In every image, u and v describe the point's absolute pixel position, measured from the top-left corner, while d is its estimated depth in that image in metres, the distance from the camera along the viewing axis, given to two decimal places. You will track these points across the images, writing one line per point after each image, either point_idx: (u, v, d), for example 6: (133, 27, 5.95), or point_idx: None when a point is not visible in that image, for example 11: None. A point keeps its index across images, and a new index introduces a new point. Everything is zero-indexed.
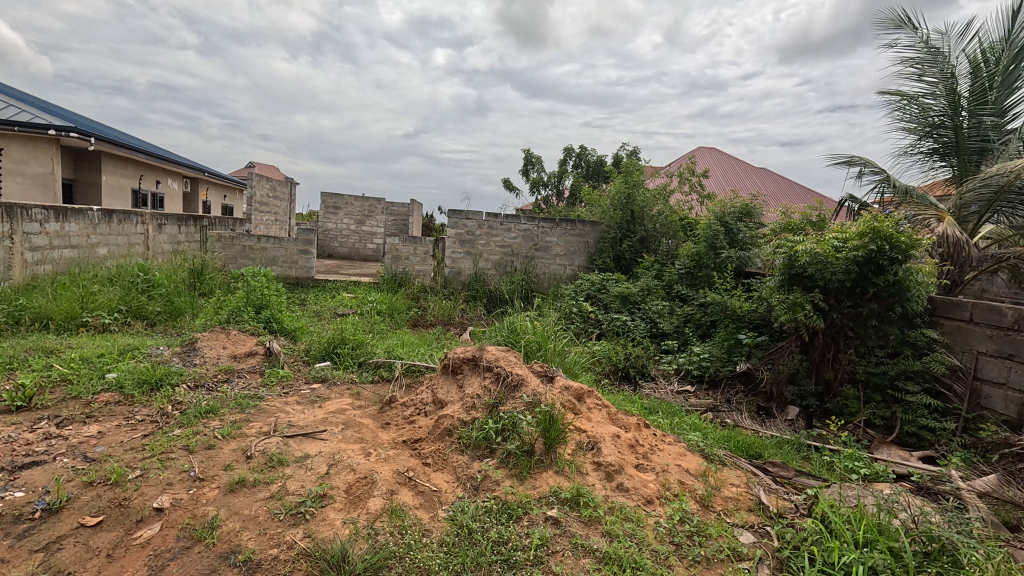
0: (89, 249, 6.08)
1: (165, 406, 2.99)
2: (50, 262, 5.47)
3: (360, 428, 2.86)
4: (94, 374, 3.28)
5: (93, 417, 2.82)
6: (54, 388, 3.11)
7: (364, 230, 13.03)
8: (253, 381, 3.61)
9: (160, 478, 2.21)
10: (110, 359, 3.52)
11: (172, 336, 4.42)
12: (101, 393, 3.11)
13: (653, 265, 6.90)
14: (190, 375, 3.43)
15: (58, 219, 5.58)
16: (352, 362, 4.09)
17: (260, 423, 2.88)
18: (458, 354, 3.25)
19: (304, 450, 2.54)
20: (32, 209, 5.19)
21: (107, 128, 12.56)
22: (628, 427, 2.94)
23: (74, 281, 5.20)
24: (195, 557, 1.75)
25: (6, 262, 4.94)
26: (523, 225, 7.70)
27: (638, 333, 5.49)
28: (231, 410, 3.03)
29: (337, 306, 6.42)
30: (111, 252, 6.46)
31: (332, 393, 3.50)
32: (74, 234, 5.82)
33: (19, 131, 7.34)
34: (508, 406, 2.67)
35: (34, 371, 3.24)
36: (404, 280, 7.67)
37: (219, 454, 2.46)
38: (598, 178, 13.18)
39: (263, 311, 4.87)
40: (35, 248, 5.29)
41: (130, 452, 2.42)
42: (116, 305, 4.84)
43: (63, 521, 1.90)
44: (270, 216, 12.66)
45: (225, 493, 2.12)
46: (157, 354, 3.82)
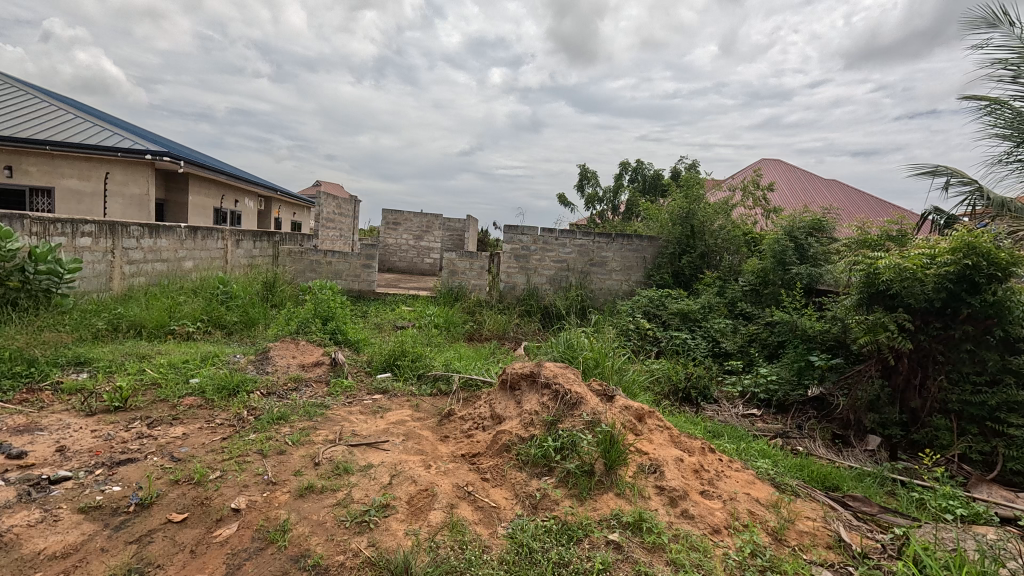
0: (177, 263, 6.63)
1: (242, 411, 3.18)
2: (143, 274, 6.01)
3: (420, 440, 2.92)
4: (180, 379, 3.54)
5: (179, 418, 3.04)
6: (145, 391, 3.37)
7: (422, 245, 13.43)
8: (320, 390, 3.76)
9: (238, 479, 2.34)
10: (194, 366, 3.80)
11: (247, 345, 4.72)
12: (185, 396, 3.35)
13: (715, 282, 6.66)
14: (264, 382, 3.64)
15: (152, 236, 6.13)
16: (412, 374, 4.19)
17: (326, 430, 3.00)
18: (516, 369, 3.24)
19: (367, 459, 2.62)
20: (130, 227, 5.74)
21: (194, 153, 13.79)
22: (692, 450, 2.82)
23: (164, 292, 5.68)
24: (268, 559, 1.84)
25: (108, 274, 5.48)
26: (578, 240, 7.67)
27: (700, 352, 5.28)
28: (300, 417, 3.18)
29: (395, 319, 6.61)
30: (195, 265, 7.01)
31: (393, 404, 3.59)
32: (164, 248, 6.36)
33: (122, 157, 8.15)
34: (567, 424, 2.64)
35: (129, 374, 3.55)
36: (460, 293, 7.83)
37: (289, 460, 2.57)
38: (655, 192, 12.93)
39: (330, 322, 5.12)
40: (132, 262, 5.83)
41: (211, 454, 2.59)
42: (199, 314, 5.23)
43: (153, 516, 2.05)
44: (336, 232, 13.32)
45: (295, 498, 2.21)
46: (235, 361, 4.09)
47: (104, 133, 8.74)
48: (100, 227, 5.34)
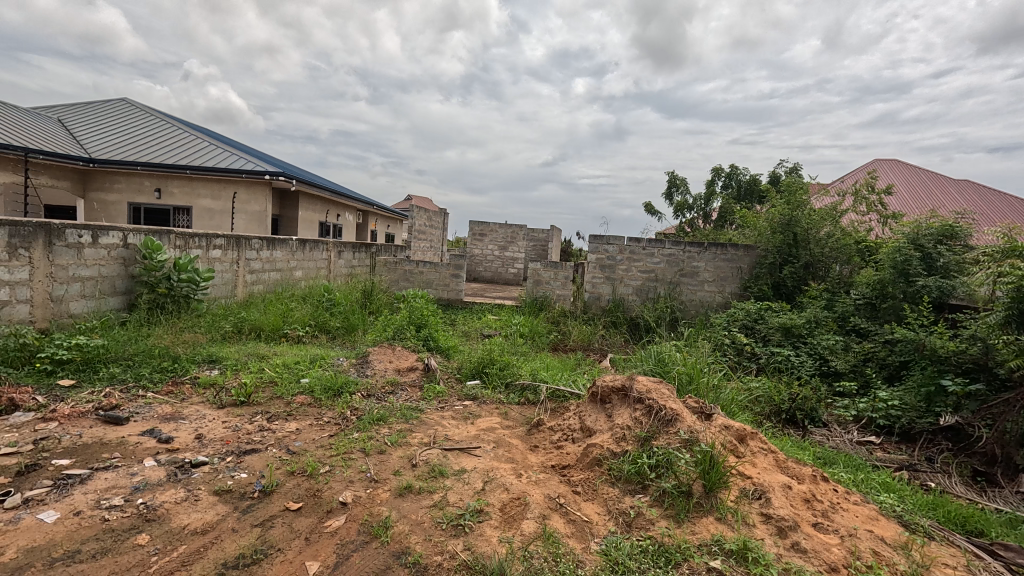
0: (289, 272, 7.30)
1: (346, 411, 3.41)
2: (261, 282, 6.69)
3: (510, 448, 2.95)
4: (293, 378, 3.88)
5: (292, 415, 3.33)
6: (264, 388, 3.73)
7: (507, 255, 13.68)
8: (414, 394, 3.94)
9: (344, 475, 2.51)
10: (304, 366, 4.15)
11: (349, 349, 5.07)
12: (297, 394, 3.66)
13: (823, 294, 6.12)
14: (364, 385, 3.88)
15: (270, 248, 6.81)
16: (500, 382, 4.26)
17: (421, 433, 3.13)
18: (607, 382, 3.18)
19: (461, 463, 2.69)
20: (252, 240, 6.42)
21: (303, 172, 15.17)
22: (801, 478, 2.60)
23: (278, 299, 6.28)
24: (373, 552, 1.94)
25: (233, 282, 6.16)
26: (667, 249, 7.41)
27: (805, 371, 4.84)
28: (397, 419, 3.35)
29: (482, 328, 6.78)
30: (303, 275, 7.67)
31: (482, 411, 3.68)
32: (279, 259, 7.04)
33: (246, 178, 9.14)
34: (662, 441, 2.55)
35: (251, 372, 3.95)
36: (544, 303, 7.87)
37: (389, 459, 2.72)
38: (751, 199, 12.19)
39: (423, 329, 5.36)
40: (253, 272, 6.51)
41: (321, 449, 2.81)
42: (308, 319, 5.71)
43: (274, 502, 2.26)
44: (426, 244, 13.95)
45: (395, 497, 2.33)
46: (339, 363, 4.41)
47: (231, 157, 9.88)
48: (228, 240, 6.03)
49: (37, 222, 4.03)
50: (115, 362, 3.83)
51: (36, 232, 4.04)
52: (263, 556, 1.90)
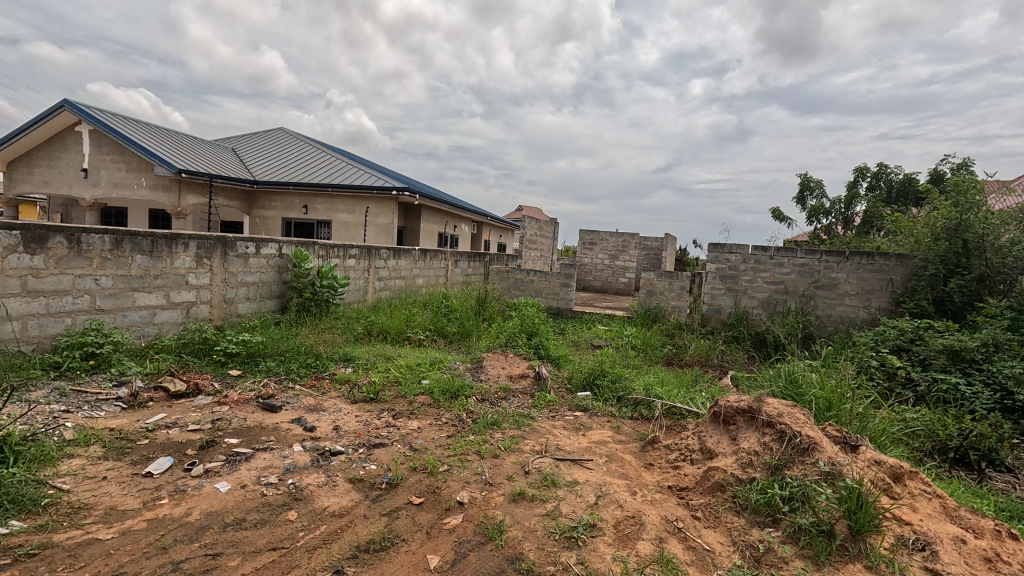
0: (412, 279, 7.86)
1: (462, 413, 3.57)
2: (388, 289, 7.28)
3: (623, 464, 2.87)
4: (415, 379, 4.15)
5: (414, 414, 3.56)
6: (390, 387, 4.04)
7: (618, 265, 13.40)
8: (525, 401, 4.01)
9: (461, 475, 2.63)
10: (425, 369, 4.42)
11: (465, 354, 5.30)
12: (418, 394, 3.90)
13: (1005, 313, 5.11)
14: (479, 389, 4.04)
15: (395, 257, 7.39)
16: (612, 395, 4.17)
17: (533, 441, 3.17)
18: (731, 402, 2.96)
19: (573, 475, 2.68)
20: (381, 250, 7.02)
21: (425, 187, 16.28)
22: (979, 532, 2.18)
23: (402, 304, 6.79)
24: (488, 553, 2.00)
25: (364, 288, 6.79)
26: (799, 259, 6.73)
27: (980, 405, 4.07)
28: (510, 425, 3.43)
29: (593, 338, 6.70)
30: (424, 282, 8.21)
31: (594, 423, 3.62)
32: (403, 268, 7.61)
33: (376, 193, 10.03)
34: (797, 472, 2.32)
35: (379, 371, 4.30)
36: (658, 314, 7.58)
37: (503, 464, 2.79)
38: (905, 201, 10.63)
39: (534, 338, 5.44)
40: (381, 279, 7.12)
41: (440, 448, 2.97)
42: (428, 324, 6.09)
43: (399, 495, 2.43)
44: (537, 253, 14.18)
45: (509, 501, 2.38)
46: (456, 367, 4.63)
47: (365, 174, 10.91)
48: (361, 250, 6.66)
49: (217, 237, 4.84)
50: (271, 356, 4.42)
51: (216, 245, 4.87)
52: (389, 544, 2.05)
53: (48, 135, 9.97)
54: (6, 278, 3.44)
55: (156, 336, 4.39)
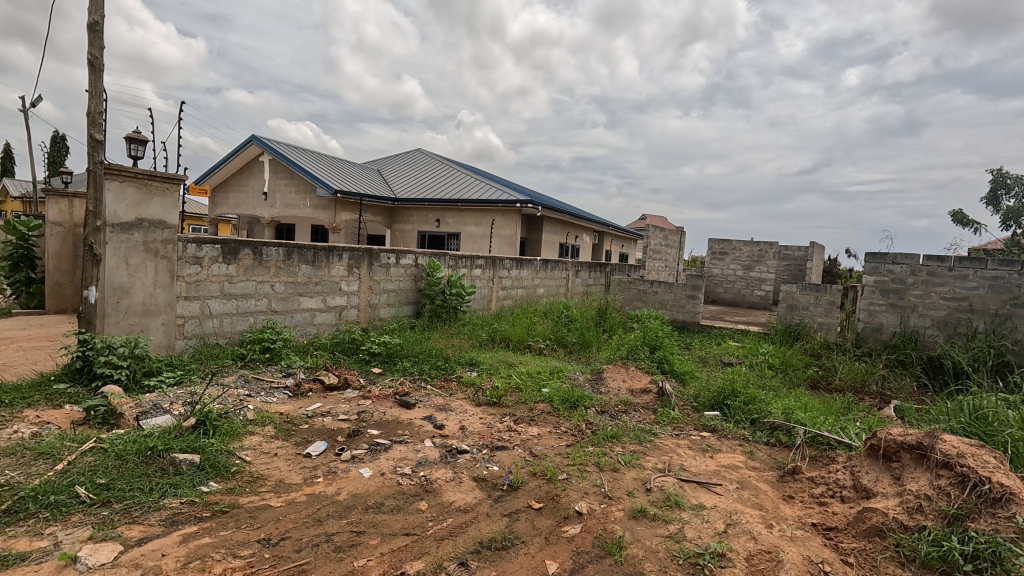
0: (533, 289, 8.05)
1: (582, 423, 3.56)
2: (511, 298, 7.54)
3: (758, 493, 2.64)
4: (535, 387, 4.23)
5: (534, 420, 3.63)
6: (512, 392, 4.17)
7: (753, 276, 12.34)
8: (647, 416, 3.87)
9: (580, 485, 2.62)
10: (545, 377, 4.49)
11: (584, 364, 5.28)
12: (539, 402, 3.98)
13: None
14: (599, 401, 4.00)
15: (518, 267, 7.63)
16: (744, 417, 3.85)
17: (655, 458, 3.05)
18: (894, 435, 2.56)
19: (699, 498, 2.53)
20: (505, 261, 7.31)
21: (547, 198, 16.59)
22: None
23: (524, 313, 6.98)
24: (606, 568, 1.97)
25: (489, 297, 7.11)
26: (990, 271, 5.62)
27: None
28: (631, 440, 3.34)
29: (722, 355, 6.25)
30: (545, 291, 8.37)
31: (723, 446, 3.38)
32: (526, 277, 7.83)
33: (501, 206, 10.46)
34: (986, 527, 1.94)
35: (502, 377, 4.47)
36: (800, 332, 6.84)
37: (623, 478, 2.73)
38: None
39: (657, 352, 5.24)
40: (504, 288, 7.40)
41: (559, 456, 3.00)
42: (549, 333, 6.19)
43: (519, 498, 2.50)
44: (661, 263, 13.62)
45: (629, 518, 2.32)
46: (575, 378, 4.64)
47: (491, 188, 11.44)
48: (487, 261, 6.99)
49: (364, 248, 5.44)
50: (406, 357, 4.82)
51: (364, 256, 5.47)
52: (510, 545, 2.12)
53: (240, 166, 12.06)
54: (210, 282, 4.26)
55: (315, 334, 5.05)
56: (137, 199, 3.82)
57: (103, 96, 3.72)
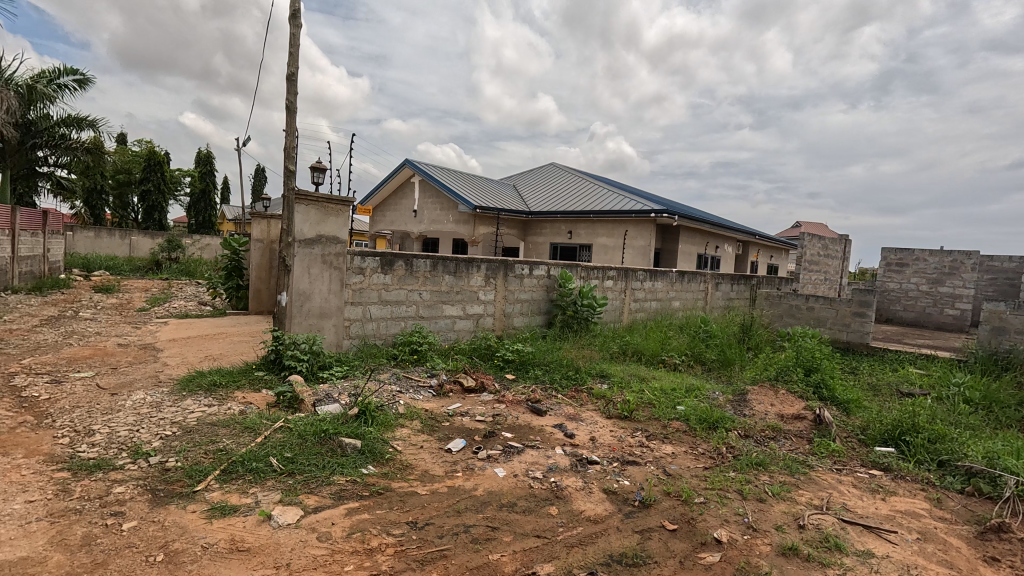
0: (668, 302, 7.73)
1: (721, 446, 3.33)
2: (643, 311, 7.33)
3: (947, 549, 2.22)
4: (669, 404, 4.05)
5: (668, 438, 3.47)
6: (644, 407, 4.05)
7: (942, 292, 10.38)
8: (800, 445, 3.48)
9: (720, 512, 2.46)
10: (680, 394, 4.28)
11: (725, 383, 4.91)
12: (673, 419, 3.80)
13: None
14: (742, 424, 3.70)
15: (652, 279, 7.38)
16: (928, 458, 3.26)
17: (810, 493, 2.73)
18: None
19: (866, 544, 2.21)
20: (638, 272, 7.13)
21: (685, 207, 15.78)
22: None
23: (658, 327, 6.73)
24: None
25: (621, 309, 6.99)
26: None
27: None
28: (780, 469, 3.03)
29: (900, 382, 5.34)
30: (681, 305, 7.97)
31: (900, 489, 2.89)
32: (660, 289, 7.54)
33: (635, 217, 10.21)
34: None
35: (634, 391, 4.36)
36: (1011, 361, 5.58)
37: (770, 510, 2.49)
38: None
39: (814, 375, 4.68)
40: (637, 300, 7.21)
41: (696, 478, 2.84)
42: (685, 349, 5.88)
43: (651, 516, 2.42)
44: (819, 276, 12.11)
45: (777, 554, 2.11)
46: (715, 397, 4.34)
47: (624, 198, 11.24)
48: (619, 272, 6.88)
49: (501, 260, 5.73)
50: (538, 366, 4.95)
51: (500, 267, 5.75)
52: (641, 562, 2.06)
53: (395, 186, 13.50)
54: (370, 290, 4.84)
55: (455, 340, 5.43)
56: (318, 219, 4.50)
57: (296, 133, 4.47)
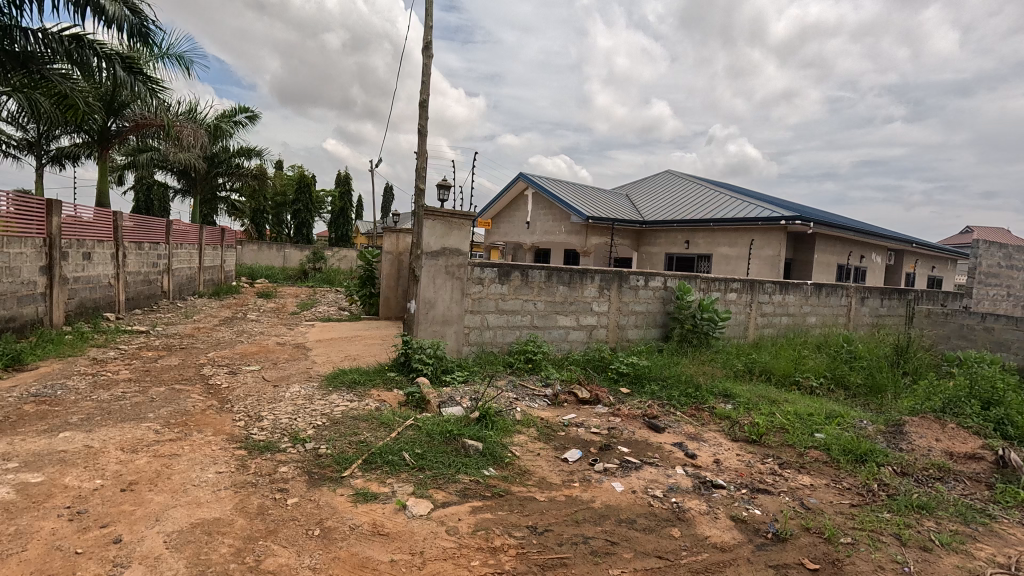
0: (801, 317, 7.03)
1: (872, 483, 2.95)
2: (772, 326, 6.75)
3: None
4: (806, 431, 3.68)
5: (805, 468, 3.16)
6: (775, 432, 3.72)
7: None
8: (977, 491, 2.96)
9: (872, 556, 2.18)
10: (819, 421, 3.87)
11: (874, 412, 4.34)
12: (811, 448, 3.44)
13: None
14: (897, 459, 3.25)
15: (782, 292, 6.78)
16: None
17: (993, 548, 2.32)
18: None
19: None
20: (766, 284, 6.59)
21: (821, 212, 14.25)
22: None
23: (789, 346, 6.16)
24: None
25: (746, 324, 6.51)
26: None
27: None
28: (950, 515, 2.61)
29: None
30: (817, 321, 7.20)
31: None
32: (792, 303, 6.89)
33: (762, 224, 9.45)
34: None
35: (763, 414, 4.03)
36: None
37: (938, 563, 2.16)
38: None
39: (994, 409, 3.95)
40: (764, 315, 6.66)
41: (841, 516, 2.55)
42: (823, 370, 5.30)
43: (788, 551, 2.22)
44: (1000, 290, 10.19)
45: None
46: (862, 427, 3.86)
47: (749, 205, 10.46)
48: (744, 284, 6.42)
49: (615, 271, 5.65)
50: (655, 381, 4.79)
51: (614, 278, 5.68)
52: None
53: (509, 199, 13.96)
54: (488, 299, 5.06)
55: (569, 350, 5.46)
56: (442, 232, 4.82)
57: (426, 154, 4.85)
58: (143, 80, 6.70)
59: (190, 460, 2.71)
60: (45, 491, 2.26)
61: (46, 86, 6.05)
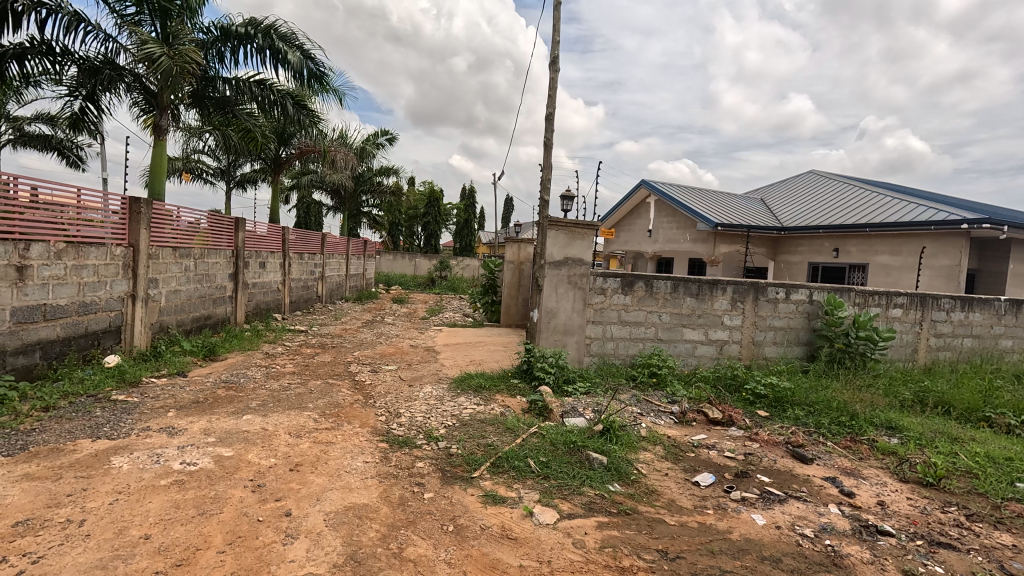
0: (991, 340, 5.86)
1: None
2: (950, 349, 5.71)
3: None
4: (1003, 479, 3.04)
5: (1005, 524, 2.60)
6: (959, 477, 3.12)
7: None
8: None
9: None
10: (1021, 468, 3.17)
11: None
12: (1011, 501, 2.83)
13: None
14: None
15: (965, 308, 5.71)
16: None
17: None
18: None
19: None
20: (942, 299, 5.61)
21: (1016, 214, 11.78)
22: None
23: (974, 374, 5.17)
24: None
25: (914, 345, 5.59)
26: None
27: None
28: None
29: None
30: (1014, 345, 5.95)
31: None
32: (978, 323, 5.78)
33: (935, 229, 8.04)
34: None
35: (942, 453, 3.41)
36: None
37: None
38: None
39: None
40: (940, 335, 5.67)
41: None
42: None
43: None
44: None
45: None
46: None
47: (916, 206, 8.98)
48: (912, 299, 5.52)
49: (751, 282, 5.20)
50: (800, 406, 4.30)
51: (749, 290, 5.22)
52: None
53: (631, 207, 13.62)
54: (611, 310, 4.97)
55: (697, 366, 5.14)
56: (565, 242, 4.85)
57: (551, 166, 4.92)
58: (309, 113, 7.75)
59: (343, 448, 3.03)
60: (235, 464, 2.69)
61: (237, 123, 7.27)
